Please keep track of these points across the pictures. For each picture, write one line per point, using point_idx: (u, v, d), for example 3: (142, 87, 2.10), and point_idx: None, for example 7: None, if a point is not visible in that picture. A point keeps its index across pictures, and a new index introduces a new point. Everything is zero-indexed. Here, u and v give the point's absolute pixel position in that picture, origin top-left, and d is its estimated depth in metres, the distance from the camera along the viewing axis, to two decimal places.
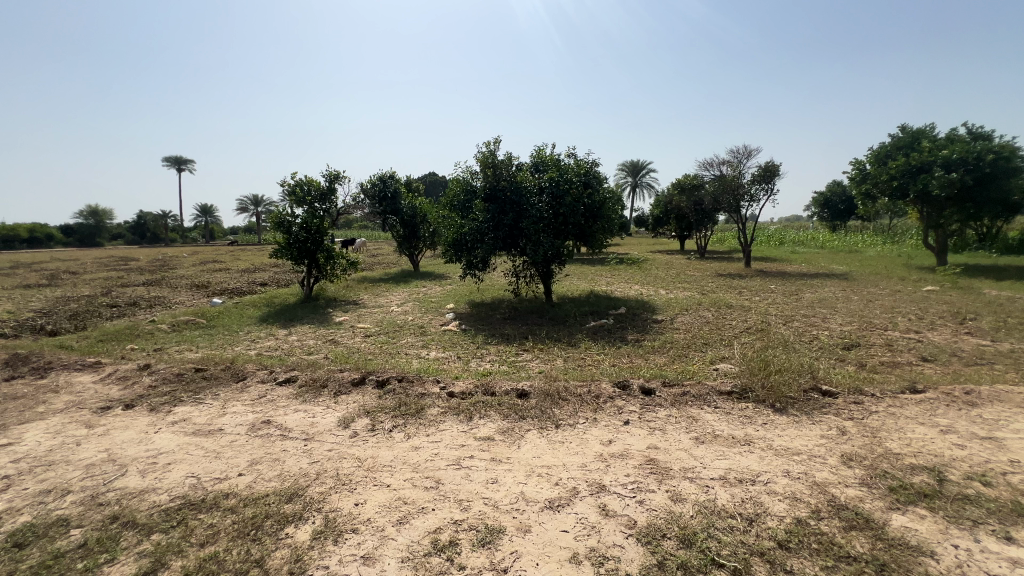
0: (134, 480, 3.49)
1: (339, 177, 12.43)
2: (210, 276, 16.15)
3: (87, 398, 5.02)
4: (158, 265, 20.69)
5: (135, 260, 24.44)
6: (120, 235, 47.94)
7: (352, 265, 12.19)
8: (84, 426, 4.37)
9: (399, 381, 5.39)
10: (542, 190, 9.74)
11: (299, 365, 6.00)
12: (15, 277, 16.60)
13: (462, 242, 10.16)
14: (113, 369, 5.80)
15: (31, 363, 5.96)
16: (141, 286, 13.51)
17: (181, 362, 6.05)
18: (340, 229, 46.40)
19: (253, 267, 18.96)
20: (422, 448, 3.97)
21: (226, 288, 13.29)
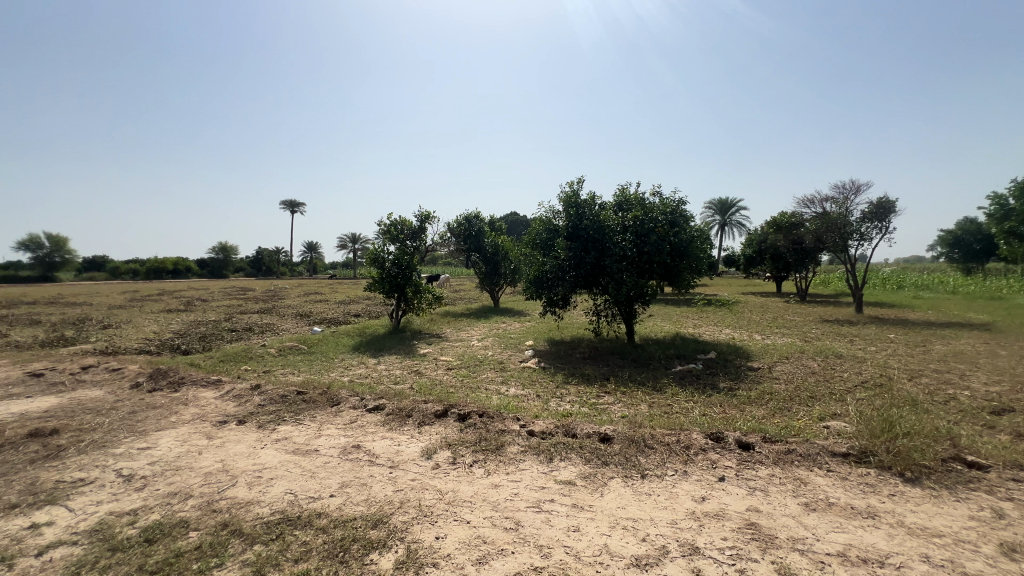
0: (242, 491, 3.81)
1: (430, 218, 13.31)
2: (312, 306, 17.80)
3: (208, 412, 5.63)
4: (271, 295, 23.19)
5: (253, 290, 27.74)
6: (242, 269, 54.71)
7: (437, 299, 12.75)
8: (204, 436, 4.90)
9: (480, 416, 5.43)
10: (626, 229, 9.62)
11: (387, 394, 6.29)
12: (160, 302, 19.48)
13: (543, 280, 10.23)
14: (230, 388, 6.48)
15: (168, 377, 6.86)
16: (256, 314, 15.16)
17: (286, 384, 6.63)
18: (426, 266, 49.13)
19: (349, 299, 20.54)
20: (502, 486, 3.91)
21: (324, 317, 14.48)
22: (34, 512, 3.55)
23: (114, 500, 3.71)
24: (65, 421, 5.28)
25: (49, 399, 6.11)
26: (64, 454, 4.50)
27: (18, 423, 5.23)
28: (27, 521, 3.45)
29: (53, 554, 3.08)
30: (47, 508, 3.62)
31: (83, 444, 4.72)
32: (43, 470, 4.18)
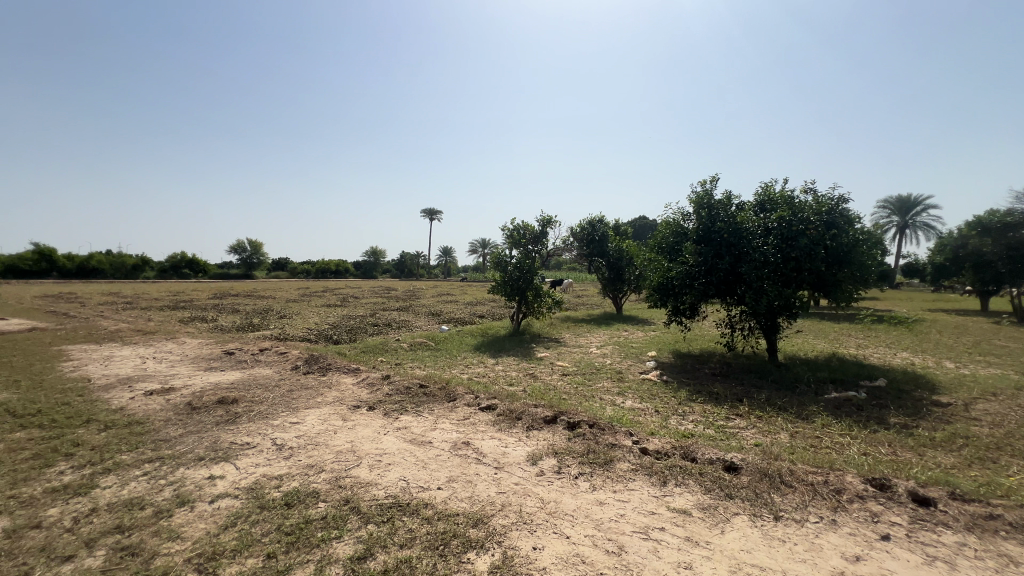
0: (364, 472, 4.16)
1: (552, 222, 13.36)
2: (443, 306, 19.18)
3: (346, 396, 6.34)
4: (410, 295, 25.63)
5: (396, 290, 31.02)
6: (389, 271, 61.49)
7: (557, 303, 12.73)
8: (340, 418, 5.50)
9: (590, 427, 5.21)
10: (769, 232, 8.50)
11: (501, 394, 6.41)
12: (324, 298, 22.80)
13: (669, 286, 9.55)
14: (366, 376, 7.22)
15: (320, 363, 7.91)
16: (395, 311, 16.85)
17: (412, 377, 7.16)
18: (551, 271, 49.78)
19: (476, 301, 21.68)
20: (607, 505, 3.67)
21: (452, 317, 15.47)
22: (212, 466, 4.32)
23: (267, 464, 4.34)
24: (242, 393, 6.38)
25: (235, 374, 7.46)
26: (238, 420, 5.42)
27: (212, 391, 6.47)
28: (207, 472, 4.19)
29: (220, 504, 3.69)
30: (221, 463, 4.37)
31: (252, 414, 5.64)
32: (222, 432, 5.08)
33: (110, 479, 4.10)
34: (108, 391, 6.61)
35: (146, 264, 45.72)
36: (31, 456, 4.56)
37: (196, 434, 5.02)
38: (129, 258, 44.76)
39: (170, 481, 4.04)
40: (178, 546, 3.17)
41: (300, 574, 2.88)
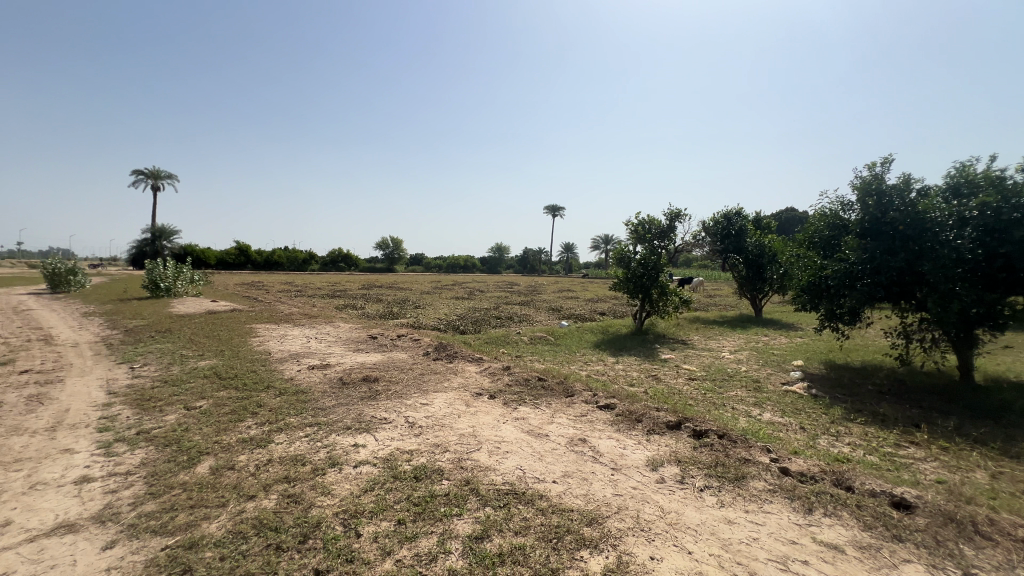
0: (484, 456, 4.36)
1: (680, 216, 12.55)
2: (563, 302, 19.25)
3: (470, 383, 6.71)
4: (532, 290, 26.20)
5: (519, 285, 32.09)
6: (513, 266, 63.66)
7: (685, 303, 11.89)
8: (464, 403, 5.85)
9: (719, 437, 4.78)
10: (966, 222, 6.88)
11: (620, 394, 6.21)
12: (454, 291, 24.46)
13: (822, 287, 8.31)
14: (488, 366, 7.56)
15: (448, 351, 8.50)
16: (517, 306, 17.37)
17: (531, 370, 7.31)
18: (678, 268, 46.87)
19: (597, 298, 21.35)
20: (736, 524, 3.32)
21: (572, 313, 15.42)
22: (357, 435, 4.91)
23: (401, 439, 4.79)
24: (382, 374, 7.15)
25: (377, 356, 8.40)
26: (378, 397, 6.08)
27: (359, 370, 7.36)
28: (352, 440, 4.78)
29: (362, 469, 4.17)
30: (364, 434, 4.94)
31: (389, 392, 6.28)
32: (365, 406, 5.75)
33: (282, 436, 4.91)
34: (283, 363, 7.92)
35: (313, 259, 53.85)
36: (229, 411, 5.67)
37: (345, 406, 5.75)
38: (301, 254, 53.17)
39: (324, 444, 4.69)
40: (328, 500, 3.66)
41: (424, 543, 3.12)
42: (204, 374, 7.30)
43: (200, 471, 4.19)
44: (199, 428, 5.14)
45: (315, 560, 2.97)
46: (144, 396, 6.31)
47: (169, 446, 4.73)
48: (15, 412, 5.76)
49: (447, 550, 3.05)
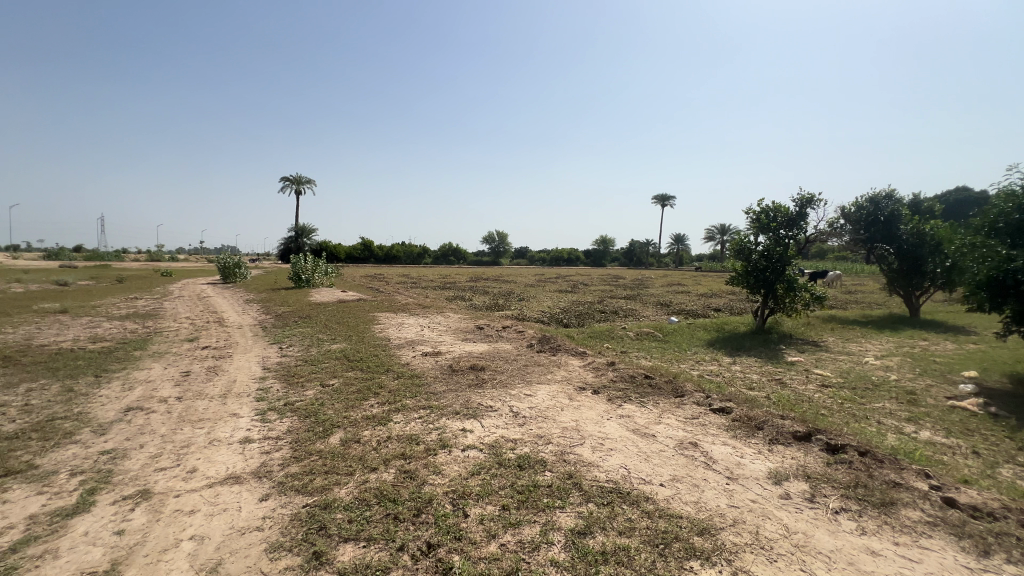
0: (587, 452, 4.31)
1: (813, 201, 11.13)
2: (673, 296, 18.25)
3: (574, 377, 6.68)
4: (638, 284, 25.31)
5: (625, 278, 31.16)
6: (618, 259, 61.98)
7: (818, 300, 10.46)
8: (567, 397, 5.84)
9: (861, 455, 4.17)
10: None
11: (737, 397, 5.72)
12: (558, 284, 24.55)
13: (1007, 283, 6.73)
14: (592, 360, 7.46)
15: (551, 343, 8.56)
16: (623, 300, 16.89)
17: (637, 367, 7.06)
18: (809, 260, 41.76)
19: (711, 293, 19.90)
20: (883, 557, 2.87)
21: (683, 308, 14.58)
22: (465, 420, 5.16)
23: (506, 427, 4.93)
24: (488, 363, 7.43)
25: (483, 346, 8.74)
26: (485, 386, 6.33)
27: (467, 359, 7.74)
28: (461, 425, 5.03)
29: (469, 453, 4.38)
30: (471, 419, 5.18)
31: (495, 382, 6.50)
32: (473, 394, 6.02)
33: (399, 416, 5.34)
34: (400, 349, 8.62)
35: (426, 254, 57.70)
36: (356, 390, 6.32)
37: (455, 392, 6.08)
38: (416, 248, 57.29)
39: (436, 427, 5.00)
40: (439, 479, 3.90)
41: (527, 531, 3.18)
42: (336, 355, 8.23)
43: (332, 441, 4.73)
44: (332, 404, 5.82)
45: (428, 534, 3.19)
46: (290, 373, 7.30)
47: (309, 417, 5.42)
48: (198, 381, 7.03)
49: (550, 541, 3.07)
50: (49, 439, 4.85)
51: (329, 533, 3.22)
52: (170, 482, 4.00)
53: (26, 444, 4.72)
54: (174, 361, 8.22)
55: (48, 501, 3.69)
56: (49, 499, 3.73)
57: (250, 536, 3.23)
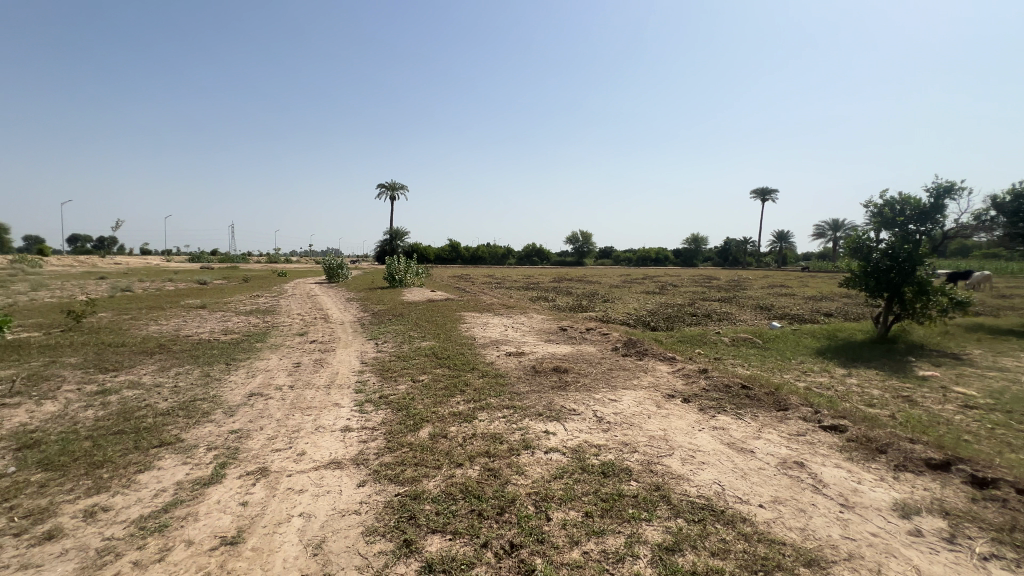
0: (676, 464, 4.08)
1: (952, 190, 9.60)
2: (776, 299, 16.73)
3: (661, 383, 6.38)
4: (735, 285, 23.57)
5: (719, 279, 29.28)
6: (711, 259, 58.31)
7: (961, 305, 8.85)
8: (654, 404, 5.59)
9: (1018, 493, 3.49)
10: None
11: (852, 414, 5.08)
12: (645, 285, 23.69)
13: None
14: (682, 367, 7.07)
15: (637, 347, 8.26)
16: (716, 302, 15.83)
17: (733, 375, 6.56)
18: (946, 258, 36.06)
19: (820, 296, 17.94)
20: None
21: (786, 313, 13.31)
22: (548, 422, 5.15)
23: (589, 432, 4.85)
24: (572, 365, 7.36)
25: (567, 348, 8.67)
26: (568, 388, 6.28)
27: (550, 360, 7.72)
28: (543, 427, 5.03)
29: (552, 456, 4.36)
30: (554, 422, 5.16)
31: (578, 384, 6.43)
32: (556, 396, 5.99)
33: (484, 415, 5.48)
34: (485, 349, 8.84)
35: (511, 254, 58.71)
36: (443, 387, 6.59)
37: (538, 393, 6.10)
38: (500, 250, 58.53)
39: (519, 427, 5.05)
40: (522, 480, 3.93)
41: (612, 541, 3.09)
42: (425, 352, 8.66)
43: (422, 435, 4.97)
44: (422, 398, 6.12)
45: (511, 533, 3.22)
46: (385, 368, 7.82)
47: (401, 410, 5.75)
48: (308, 371, 7.79)
49: (635, 554, 2.95)
50: (192, 417, 5.66)
51: (418, 522, 3.38)
52: (283, 463, 4.46)
53: (174, 420, 5.55)
54: (288, 353, 9.19)
55: (190, 471, 4.30)
56: (191, 469, 4.34)
57: (349, 518, 3.50)
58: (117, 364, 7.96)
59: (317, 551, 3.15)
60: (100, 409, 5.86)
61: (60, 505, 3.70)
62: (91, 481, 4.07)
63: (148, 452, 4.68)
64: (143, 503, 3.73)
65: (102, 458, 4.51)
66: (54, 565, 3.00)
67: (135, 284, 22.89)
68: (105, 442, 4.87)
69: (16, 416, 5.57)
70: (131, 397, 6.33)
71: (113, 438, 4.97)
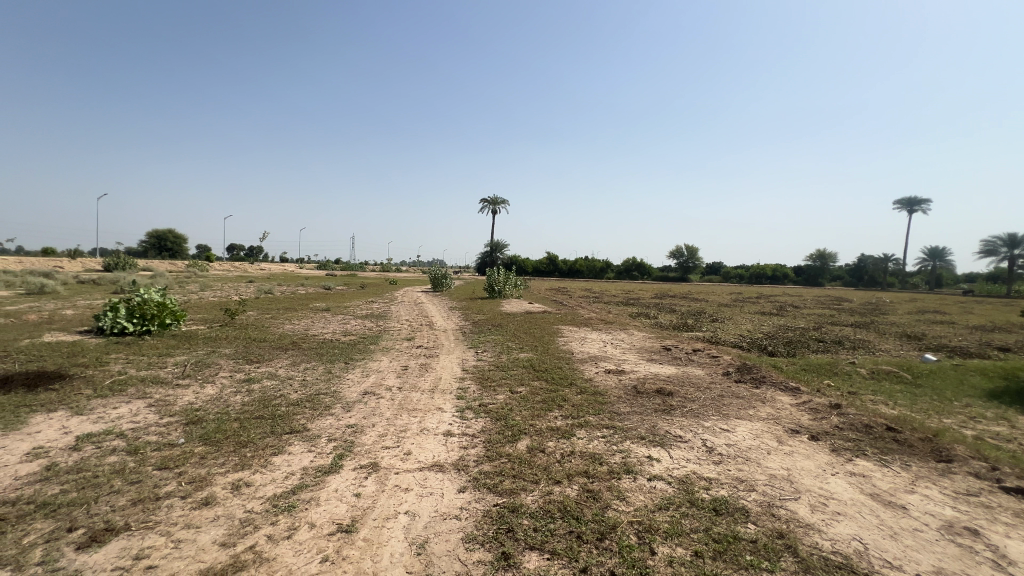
0: (805, 511, 3.59)
1: None
2: (929, 327, 14.22)
3: (783, 416, 5.72)
4: (873, 309, 20.52)
5: (851, 301, 25.88)
6: (840, 278, 51.69)
7: None
8: (774, 438, 5.02)
9: None
10: None
11: None
12: (760, 304, 21.63)
13: None
14: (808, 399, 6.27)
15: (753, 373, 7.52)
16: (849, 327, 13.92)
17: (874, 414, 5.66)
18: None
19: (992, 326, 14.86)
20: None
21: (944, 343, 11.24)
22: (651, 447, 4.87)
23: (698, 463, 4.48)
24: (677, 388, 6.90)
25: (671, 369, 8.17)
26: (673, 413, 5.88)
27: (653, 381, 7.33)
28: (646, 451, 4.76)
29: (656, 484, 4.09)
30: (658, 447, 4.86)
31: (685, 410, 6.00)
32: (660, 420, 5.65)
33: (582, 432, 5.34)
34: (584, 364, 8.66)
35: (609, 268, 57.41)
36: (541, 400, 6.57)
37: (639, 415, 5.81)
38: (598, 263, 57.51)
39: (620, 449, 4.84)
40: (624, 506, 3.74)
41: None
42: (523, 364, 8.73)
43: (520, 447, 4.98)
44: (520, 410, 6.16)
45: (612, 562, 3.07)
46: (484, 377, 8.03)
47: (500, 420, 5.83)
48: (414, 375, 8.27)
49: None
50: (316, 409, 6.30)
51: (516, 536, 3.36)
52: (391, 460, 4.75)
53: (302, 410, 6.21)
54: (397, 356, 9.85)
55: (314, 459, 4.76)
56: (315, 457, 4.80)
57: (450, 523, 3.59)
58: (260, 357, 9.16)
59: (421, 551, 3.27)
60: (246, 395, 6.78)
61: (214, 476, 4.30)
62: (237, 458, 4.69)
63: (281, 437, 5.27)
64: (276, 483, 4.20)
65: (246, 438, 5.19)
66: (209, 528, 3.48)
67: (275, 288, 26.35)
68: (249, 425, 5.59)
69: (186, 396, 6.66)
70: (270, 387, 7.24)
71: (255, 422, 5.69)
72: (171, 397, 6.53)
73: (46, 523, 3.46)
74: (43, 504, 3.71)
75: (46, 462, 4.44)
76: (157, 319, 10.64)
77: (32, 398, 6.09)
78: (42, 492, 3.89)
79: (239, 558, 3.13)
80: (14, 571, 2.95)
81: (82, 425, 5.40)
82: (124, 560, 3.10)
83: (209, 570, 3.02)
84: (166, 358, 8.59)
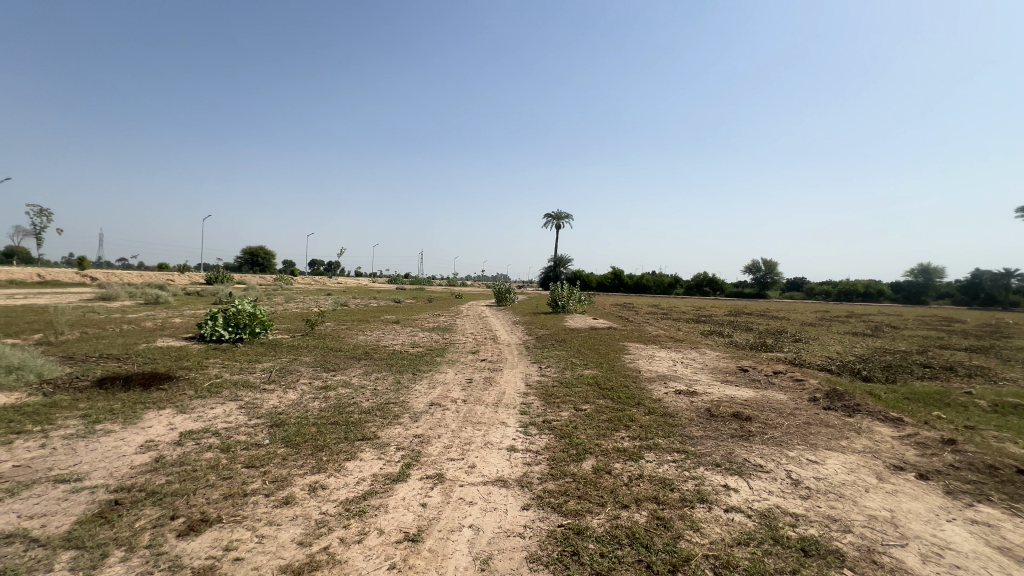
0: (915, 560, 3.15)
1: None
2: None
3: (884, 450, 5.11)
4: (994, 332, 17.91)
5: (963, 322, 22.82)
6: (949, 295, 45.96)
7: None
8: (873, 474, 4.49)
9: None
10: None
11: None
12: (852, 324, 19.67)
13: None
14: (914, 432, 5.57)
15: (844, 401, 6.81)
16: (963, 351, 12.24)
17: (999, 454, 4.90)
18: None
19: None
20: None
21: None
22: (728, 476, 4.53)
23: (782, 496, 4.10)
24: (756, 413, 6.40)
25: (749, 392, 7.62)
26: (752, 439, 5.46)
27: (728, 404, 6.87)
28: (723, 480, 4.44)
29: (734, 516, 3.80)
30: (736, 476, 4.52)
31: (765, 437, 5.54)
32: (737, 446, 5.27)
33: (651, 455, 5.10)
34: (651, 384, 8.29)
35: (677, 283, 55.15)
36: (607, 419, 6.36)
37: (714, 440, 5.45)
38: (666, 279, 55.42)
39: (693, 476, 4.55)
40: (697, 537, 3.50)
41: None
42: (588, 381, 8.55)
43: (585, 467, 4.84)
44: (585, 429, 6.01)
45: None
46: (548, 392, 7.94)
47: (564, 438, 5.72)
48: (478, 388, 8.36)
49: None
50: (386, 418, 6.54)
51: (582, 561, 3.25)
52: (456, 472, 4.80)
53: (373, 418, 6.48)
54: (461, 369, 10.02)
55: (383, 466, 4.92)
56: (384, 464, 4.96)
57: (513, 540, 3.55)
58: (336, 366, 9.72)
59: (485, 567, 3.25)
60: (323, 401, 7.20)
61: (294, 477, 4.58)
62: (314, 462, 4.96)
63: (354, 443, 5.52)
64: (348, 487, 4.39)
65: (323, 442, 5.49)
66: (288, 526, 3.70)
67: (351, 301, 27.98)
68: (325, 430, 5.93)
69: (271, 400, 7.19)
70: (344, 395, 7.63)
71: (330, 428, 6.01)
72: (259, 401, 7.09)
73: (154, 510, 3.84)
74: (153, 491, 4.15)
75: (155, 454, 4.97)
76: (248, 328, 11.67)
77: (146, 396, 6.86)
78: (151, 481, 4.35)
79: (314, 557, 3.29)
80: (128, 551, 3.30)
81: (185, 422, 5.99)
82: (216, 550, 3.36)
83: (288, 566, 3.19)
84: (256, 364, 9.37)
